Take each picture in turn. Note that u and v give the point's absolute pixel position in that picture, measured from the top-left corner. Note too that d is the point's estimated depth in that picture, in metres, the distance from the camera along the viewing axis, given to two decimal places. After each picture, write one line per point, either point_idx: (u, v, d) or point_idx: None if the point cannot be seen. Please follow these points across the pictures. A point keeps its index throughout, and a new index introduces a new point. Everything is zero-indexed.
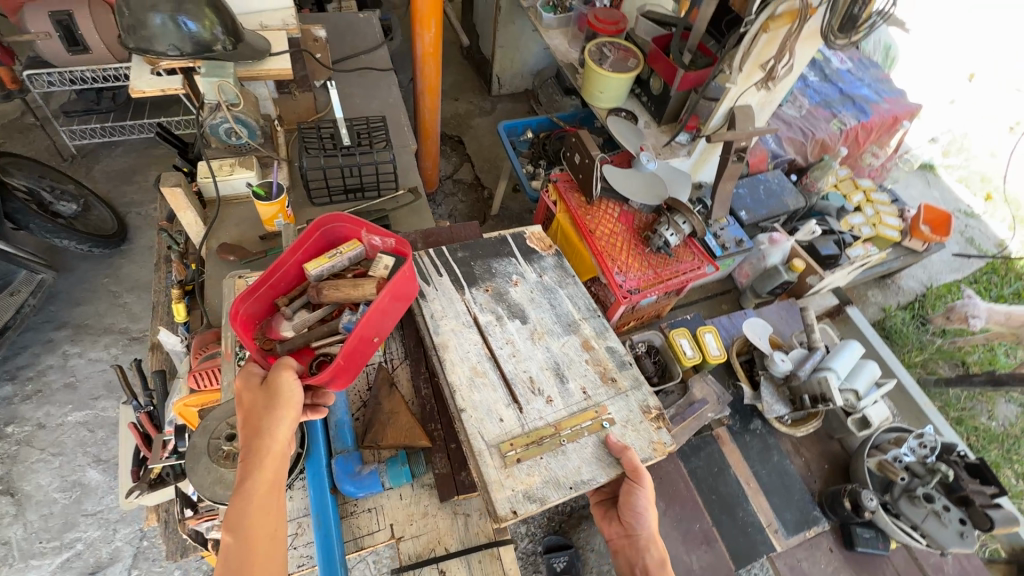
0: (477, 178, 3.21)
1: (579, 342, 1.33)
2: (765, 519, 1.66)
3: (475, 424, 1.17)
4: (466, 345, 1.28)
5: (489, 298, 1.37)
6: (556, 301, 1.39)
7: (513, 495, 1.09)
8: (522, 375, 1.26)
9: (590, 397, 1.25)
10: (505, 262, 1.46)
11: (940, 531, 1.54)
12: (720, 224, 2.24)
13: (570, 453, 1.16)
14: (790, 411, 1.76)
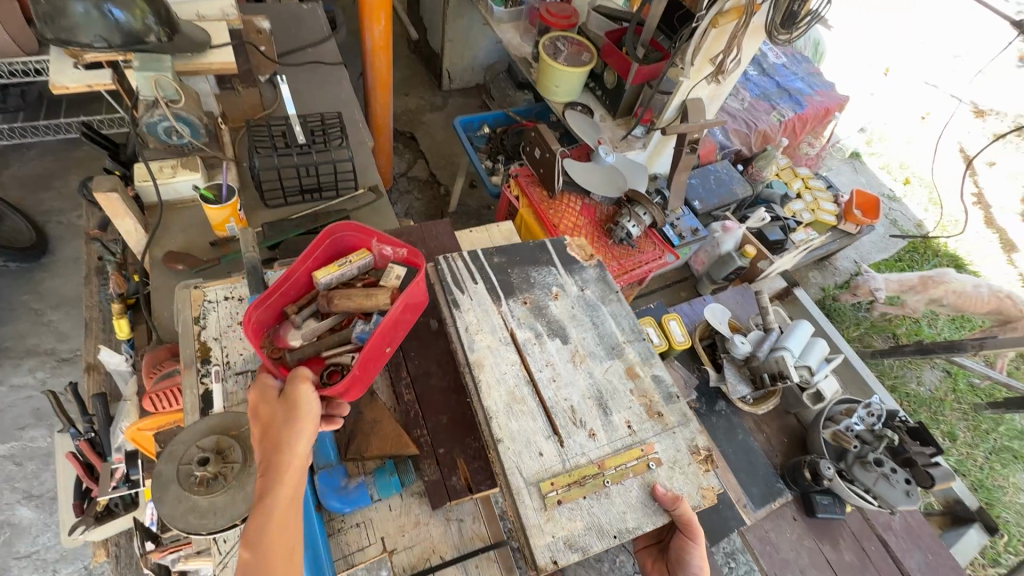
0: (432, 175, 3.15)
1: (623, 367, 1.21)
2: (734, 496, 1.74)
3: (515, 457, 1.06)
4: (503, 366, 1.17)
5: (529, 311, 1.25)
6: (599, 319, 1.28)
7: (554, 542, 1.00)
8: (563, 405, 1.14)
9: (635, 432, 1.13)
10: (544, 271, 1.34)
11: (890, 492, 1.63)
12: (676, 215, 2.34)
13: (615, 497, 1.06)
14: (752, 391, 1.85)
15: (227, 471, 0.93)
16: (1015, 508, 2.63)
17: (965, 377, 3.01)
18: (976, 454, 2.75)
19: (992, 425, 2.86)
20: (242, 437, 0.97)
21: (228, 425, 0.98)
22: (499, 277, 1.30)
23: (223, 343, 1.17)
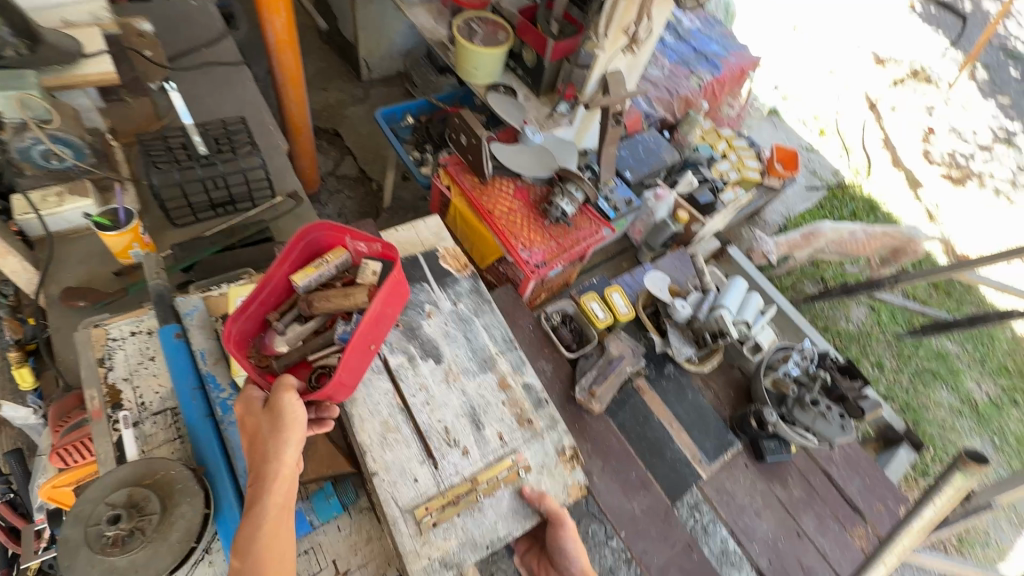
0: (362, 170, 3.04)
1: (495, 380, 1.37)
2: (690, 453, 1.81)
3: (390, 490, 1.19)
4: (375, 398, 1.29)
5: (402, 332, 1.40)
6: (472, 333, 1.44)
7: (430, 562, 1.15)
8: (438, 426, 1.29)
9: (506, 443, 1.30)
10: (418, 290, 1.48)
11: (827, 427, 1.78)
12: (609, 187, 2.36)
13: (486, 508, 1.22)
14: (696, 350, 1.93)
15: (144, 524, 0.96)
16: (938, 422, 2.90)
17: (886, 309, 3.26)
18: (901, 379, 3.00)
19: (913, 349, 3.12)
20: (155, 485, 1.00)
21: (150, 471, 1.01)
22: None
23: (134, 383, 1.18)
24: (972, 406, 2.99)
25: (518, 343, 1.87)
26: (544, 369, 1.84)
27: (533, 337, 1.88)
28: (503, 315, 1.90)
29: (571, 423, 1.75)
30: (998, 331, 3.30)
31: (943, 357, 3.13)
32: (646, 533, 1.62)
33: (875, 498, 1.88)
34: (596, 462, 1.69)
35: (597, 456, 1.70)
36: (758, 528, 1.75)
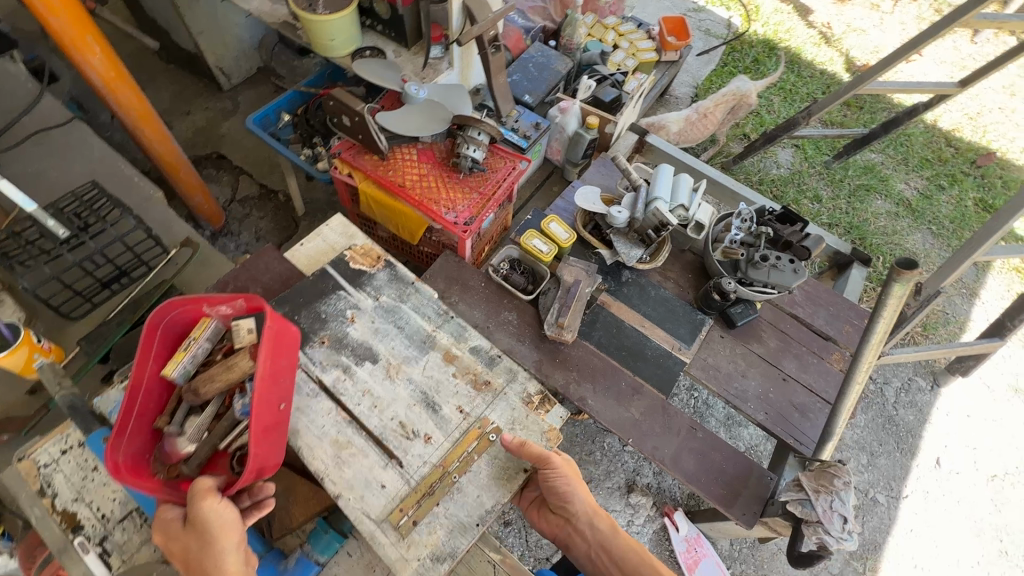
0: (262, 186, 2.84)
1: (439, 355, 1.48)
2: (668, 345, 1.87)
3: (359, 505, 1.27)
4: (320, 421, 1.36)
5: (329, 349, 1.45)
6: (403, 320, 1.52)
7: (422, 562, 1.22)
8: (392, 424, 1.37)
9: (470, 414, 1.41)
10: (334, 300, 1.52)
11: (782, 276, 1.83)
12: (513, 117, 2.29)
13: (466, 486, 1.31)
14: (643, 246, 1.95)
15: None
16: (881, 231, 3.07)
17: (810, 144, 3.34)
18: (840, 203, 3.14)
19: (843, 172, 3.25)
20: None
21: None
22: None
23: (86, 499, 1.23)
24: (905, 206, 3.17)
25: (476, 303, 1.84)
26: (510, 320, 1.82)
27: (490, 291, 1.87)
28: (450, 283, 1.87)
29: (553, 358, 1.77)
30: (911, 128, 3.46)
31: (871, 169, 3.26)
32: (653, 431, 1.69)
33: (841, 323, 2.01)
34: (587, 385, 1.74)
35: (585, 381, 1.75)
36: (748, 388, 1.84)
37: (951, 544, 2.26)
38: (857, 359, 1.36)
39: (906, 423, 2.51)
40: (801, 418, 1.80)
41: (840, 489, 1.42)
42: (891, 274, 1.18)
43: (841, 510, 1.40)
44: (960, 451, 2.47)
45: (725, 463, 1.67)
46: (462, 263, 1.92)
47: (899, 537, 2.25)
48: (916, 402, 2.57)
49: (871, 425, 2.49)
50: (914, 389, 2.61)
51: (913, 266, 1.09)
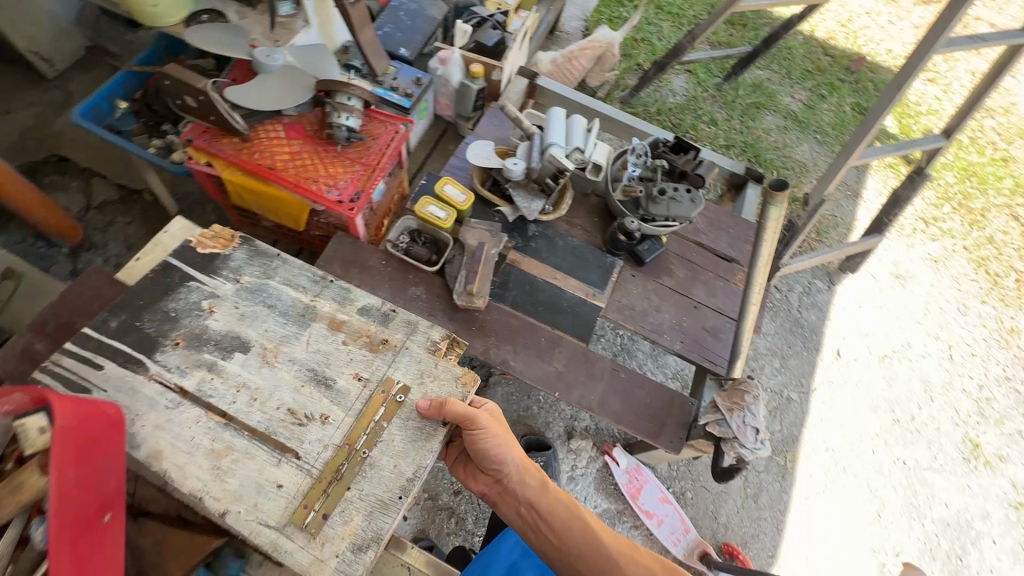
0: (122, 187, 2.48)
1: (323, 325, 1.37)
2: (582, 293, 1.85)
3: (253, 515, 1.14)
4: (186, 433, 1.20)
5: (186, 348, 1.29)
6: (273, 297, 1.40)
7: (343, 555, 1.13)
8: (279, 414, 1.25)
9: (369, 380, 1.31)
10: (184, 296, 1.35)
11: (680, 207, 1.84)
12: (390, 74, 2.11)
13: (378, 462, 1.22)
14: (544, 195, 1.88)
15: None
16: (772, 146, 3.20)
17: (701, 67, 3.37)
18: (734, 124, 3.22)
19: (734, 92, 3.32)
20: None
21: None
22: (135, 340, 1.28)
23: None
24: (793, 118, 3.31)
25: (379, 284, 1.72)
26: (419, 297, 1.72)
27: (392, 269, 1.75)
28: (347, 267, 1.73)
29: (469, 327, 1.71)
30: (791, 41, 3.57)
31: (760, 86, 3.35)
32: (578, 379, 1.71)
33: (741, 243, 2.09)
34: (507, 347, 1.71)
35: (505, 343, 1.71)
36: (663, 321, 1.88)
37: (854, 422, 2.52)
38: (755, 254, 2.02)
39: (809, 324, 2.73)
40: (714, 340, 1.87)
41: (751, 405, 1.50)
42: (771, 198, 2.05)
43: (754, 424, 1.48)
44: (855, 339, 2.72)
45: (648, 397, 1.72)
46: (356, 243, 1.77)
47: (812, 426, 2.47)
48: (816, 303, 2.79)
49: (779, 331, 2.68)
50: (814, 291, 2.81)
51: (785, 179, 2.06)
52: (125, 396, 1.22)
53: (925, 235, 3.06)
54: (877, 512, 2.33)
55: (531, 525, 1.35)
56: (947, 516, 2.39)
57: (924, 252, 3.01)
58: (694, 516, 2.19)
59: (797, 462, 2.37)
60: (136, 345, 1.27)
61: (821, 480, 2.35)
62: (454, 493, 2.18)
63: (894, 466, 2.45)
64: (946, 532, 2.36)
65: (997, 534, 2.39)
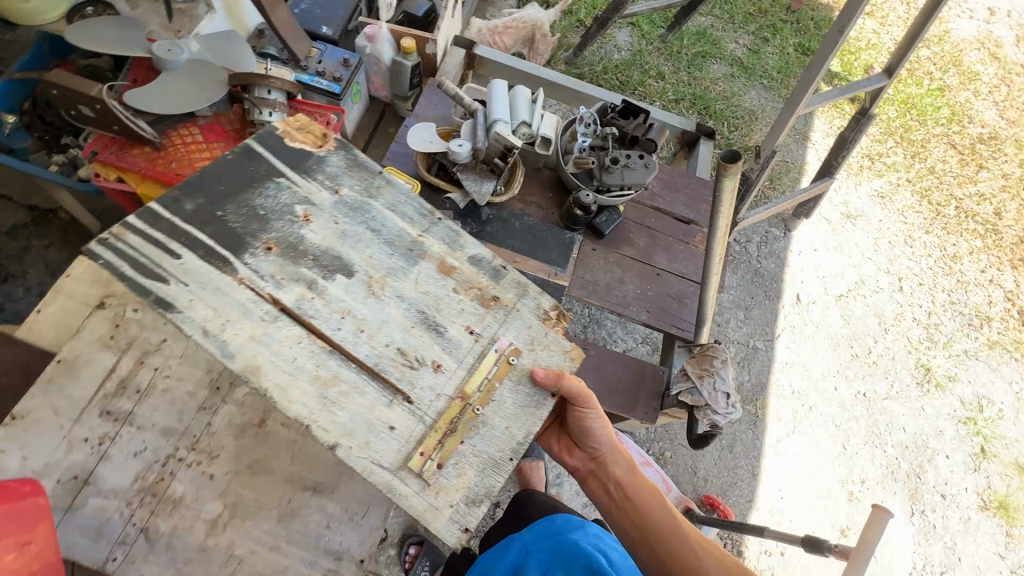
0: (31, 208, 2.25)
1: (433, 266, 1.18)
2: (544, 274, 1.80)
3: (365, 454, 1.02)
4: (286, 353, 1.04)
5: (283, 257, 1.09)
6: (376, 219, 1.19)
7: (456, 511, 1.03)
8: (386, 352, 1.09)
9: (479, 334, 1.15)
10: (270, 195, 1.14)
11: (635, 175, 1.79)
12: (315, 57, 1.94)
13: (491, 420, 1.11)
14: (494, 176, 1.79)
15: None
16: (721, 96, 3.16)
17: (644, 19, 3.26)
18: (681, 77, 3.16)
19: (679, 43, 3.24)
20: None
21: None
22: (216, 233, 1.08)
23: None
24: (739, 65, 3.27)
25: None
26: None
27: None
28: None
29: None
30: None
31: (704, 34, 3.28)
32: None
33: (698, 203, 2.07)
34: None
35: None
36: (627, 293, 1.85)
37: (816, 363, 2.61)
38: (712, 227, 1.59)
39: (769, 272, 2.78)
40: (679, 306, 1.86)
41: (720, 369, 1.51)
42: (721, 169, 1.46)
43: (724, 388, 1.50)
44: (813, 283, 2.80)
45: (619, 374, 1.71)
46: None
47: (779, 373, 2.55)
48: (774, 251, 2.83)
49: (741, 284, 2.73)
50: (772, 239, 2.86)
51: (740, 154, 1.41)
52: (210, 295, 1.04)
53: (870, 172, 3.13)
54: (842, 444, 2.45)
55: (617, 506, 1.31)
56: (905, 439, 2.54)
57: (870, 188, 3.08)
58: (674, 474, 2.25)
59: (767, 408, 2.46)
60: (217, 239, 1.07)
61: (790, 422, 2.45)
62: None
63: (856, 400, 2.57)
64: (905, 454, 2.51)
65: (949, 449, 2.56)
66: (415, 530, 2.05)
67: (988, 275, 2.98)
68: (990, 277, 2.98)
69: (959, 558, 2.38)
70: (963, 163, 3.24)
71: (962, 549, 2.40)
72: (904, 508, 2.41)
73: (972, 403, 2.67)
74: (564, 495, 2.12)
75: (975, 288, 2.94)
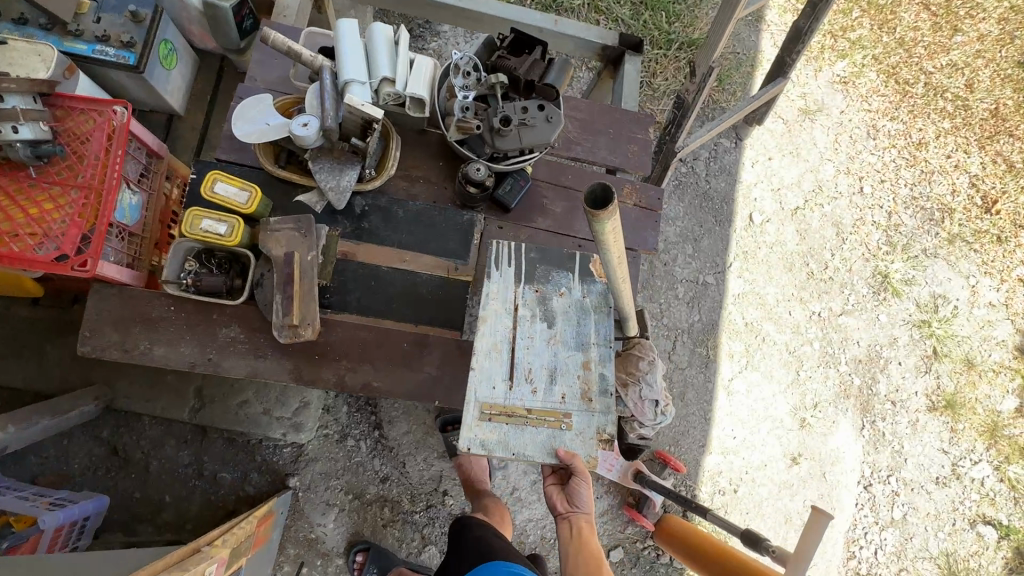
0: None
1: (581, 359, 1.32)
2: (442, 270, 1.49)
3: (477, 376, 1.27)
4: (499, 327, 1.32)
5: (536, 300, 1.36)
6: (586, 325, 1.36)
7: (471, 439, 1.22)
8: (527, 365, 1.29)
9: (564, 401, 1.27)
10: (564, 270, 1.40)
11: (535, 134, 1.42)
12: (86, 14, 1.42)
13: (529, 432, 1.25)
14: (358, 161, 1.41)
15: None
16: None
17: None
18: None
19: None
20: None
21: None
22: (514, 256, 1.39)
23: None
24: None
25: (177, 338, 1.33)
26: (236, 340, 1.35)
27: (187, 315, 1.33)
28: (126, 329, 1.31)
29: (311, 357, 1.37)
30: None
31: None
32: (459, 379, 1.44)
33: (625, 144, 1.72)
34: (366, 367, 1.40)
35: (361, 363, 1.40)
36: None
37: (771, 290, 2.44)
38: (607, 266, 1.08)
39: (719, 193, 2.49)
40: None
41: (646, 372, 1.33)
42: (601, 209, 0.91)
43: (652, 395, 1.33)
44: (767, 198, 2.53)
45: None
46: (122, 293, 1.32)
47: (731, 306, 2.38)
48: (724, 167, 2.52)
49: (689, 212, 2.45)
50: (721, 153, 2.53)
51: (610, 188, 0.88)
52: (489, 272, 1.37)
53: (833, 53, 2.71)
54: (795, 371, 2.38)
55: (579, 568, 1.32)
56: (859, 354, 2.48)
57: (831, 75, 2.70)
58: None
59: (719, 347, 2.33)
60: (513, 261, 1.38)
61: (742, 356, 2.34)
62: (381, 482, 2.05)
63: (810, 321, 2.45)
64: (858, 369, 2.46)
65: (902, 355, 2.52)
66: (363, 535, 1.99)
67: (954, 159, 2.72)
68: (956, 162, 2.73)
69: (905, 460, 2.44)
70: (937, 27, 2.81)
71: (908, 451, 2.45)
72: (855, 423, 2.41)
73: (928, 305, 2.58)
74: (511, 477, 2.05)
75: (940, 177, 2.71)
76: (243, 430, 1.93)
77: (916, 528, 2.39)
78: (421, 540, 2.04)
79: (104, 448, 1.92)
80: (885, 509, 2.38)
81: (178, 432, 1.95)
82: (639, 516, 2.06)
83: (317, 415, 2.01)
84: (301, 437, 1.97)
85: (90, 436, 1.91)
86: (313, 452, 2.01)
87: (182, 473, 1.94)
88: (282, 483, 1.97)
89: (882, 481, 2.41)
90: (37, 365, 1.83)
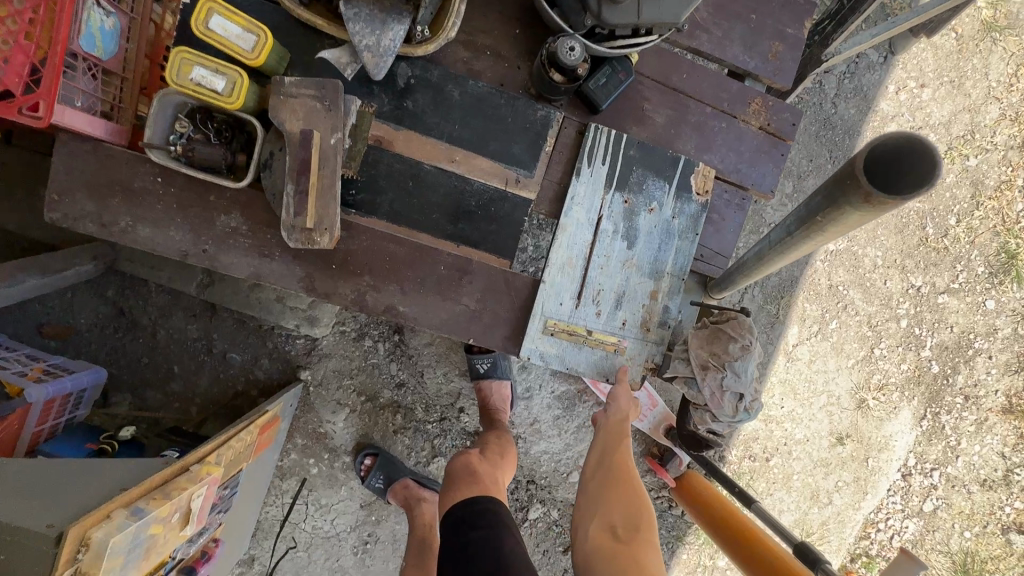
0: None
1: (650, 287, 1.20)
2: (500, 181, 1.17)
3: (546, 290, 1.18)
4: (577, 239, 1.18)
5: (622, 214, 1.19)
6: (667, 250, 1.20)
7: (532, 350, 1.18)
8: (597, 285, 1.19)
9: (624, 327, 1.20)
10: (658, 181, 1.20)
11: (659, 7, 1.02)
12: None
13: (585, 353, 1.19)
14: (408, 11, 1.01)
15: None
16: None
17: None
18: None
19: None
20: None
21: None
22: (611, 159, 1.18)
23: None
24: None
25: (167, 218, 1.08)
26: (238, 231, 1.09)
27: (179, 191, 1.07)
28: (104, 195, 1.06)
29: (327, 266, 1.12)
30: None
31: None
32: (501, 319, 1.18)
33: (768, 39, 1.25)
34: (391, 288, 1.15)
35: (386, 282, 1.14)
36: None
37: (871, 251, 2.05)
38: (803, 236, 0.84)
39: (845, 122, 1.98)
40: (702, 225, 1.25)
41: (735, 359, 1.08)
42: (900, 156, 0.67)
43: (735, 387, 1.09)
44: None
45: None
46: (102, 153, 1.05)
47: (818, 263, 2.02)
48: (861, 89, 1.98)
49: (802, 139, 1.97)
50: (862, 69, 1.97)
51: (923, 152, 0.65)
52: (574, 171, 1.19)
53: None
54: (869, 348, 2.08)
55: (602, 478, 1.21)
56: (948, 339, 2.15)
57: None
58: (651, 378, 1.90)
59: (792, 307, 2.01)
60: (610, 166, 1.18)
61: (815, 322, 2.04)
62: (396, 388, 1.91)
63: (905, 295, 2.09)
64: (940, 356, 2.15)
65: (996, 350, 2.19)
66: (372, 438, 1.92)
67: None
68: None
69: (956, 457, 2.23)
70: None
71: (964, 449, 2.23)
72: (916, 413, 2.16)
73: None
74: (533, 407, 1.89)
75: None
76: (254, 314, 1.76)
77: (943, 523, 2.25)
78: (430, 450, 1.96)
79: (109, 308, 1.77)
80: (917, 499, 2.22)
81: (186, 304, 1.79)
82: (661, 470, 1.89)
83: (334, 310, 1.82)
84: (315, 331, 1.80)
85: (95, 294, 1.76)
86: (327, 347, 1.86)
87: (190, 347, 1.81)
88: (293, 374, 1.85)
89: (924, 473, 2.21)
90: (30, 206, 1.62)
